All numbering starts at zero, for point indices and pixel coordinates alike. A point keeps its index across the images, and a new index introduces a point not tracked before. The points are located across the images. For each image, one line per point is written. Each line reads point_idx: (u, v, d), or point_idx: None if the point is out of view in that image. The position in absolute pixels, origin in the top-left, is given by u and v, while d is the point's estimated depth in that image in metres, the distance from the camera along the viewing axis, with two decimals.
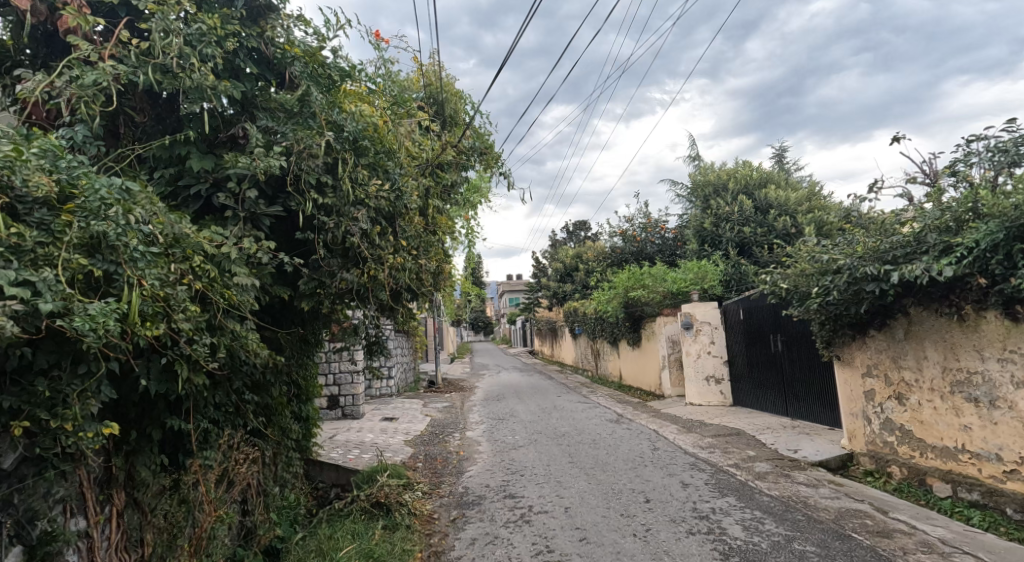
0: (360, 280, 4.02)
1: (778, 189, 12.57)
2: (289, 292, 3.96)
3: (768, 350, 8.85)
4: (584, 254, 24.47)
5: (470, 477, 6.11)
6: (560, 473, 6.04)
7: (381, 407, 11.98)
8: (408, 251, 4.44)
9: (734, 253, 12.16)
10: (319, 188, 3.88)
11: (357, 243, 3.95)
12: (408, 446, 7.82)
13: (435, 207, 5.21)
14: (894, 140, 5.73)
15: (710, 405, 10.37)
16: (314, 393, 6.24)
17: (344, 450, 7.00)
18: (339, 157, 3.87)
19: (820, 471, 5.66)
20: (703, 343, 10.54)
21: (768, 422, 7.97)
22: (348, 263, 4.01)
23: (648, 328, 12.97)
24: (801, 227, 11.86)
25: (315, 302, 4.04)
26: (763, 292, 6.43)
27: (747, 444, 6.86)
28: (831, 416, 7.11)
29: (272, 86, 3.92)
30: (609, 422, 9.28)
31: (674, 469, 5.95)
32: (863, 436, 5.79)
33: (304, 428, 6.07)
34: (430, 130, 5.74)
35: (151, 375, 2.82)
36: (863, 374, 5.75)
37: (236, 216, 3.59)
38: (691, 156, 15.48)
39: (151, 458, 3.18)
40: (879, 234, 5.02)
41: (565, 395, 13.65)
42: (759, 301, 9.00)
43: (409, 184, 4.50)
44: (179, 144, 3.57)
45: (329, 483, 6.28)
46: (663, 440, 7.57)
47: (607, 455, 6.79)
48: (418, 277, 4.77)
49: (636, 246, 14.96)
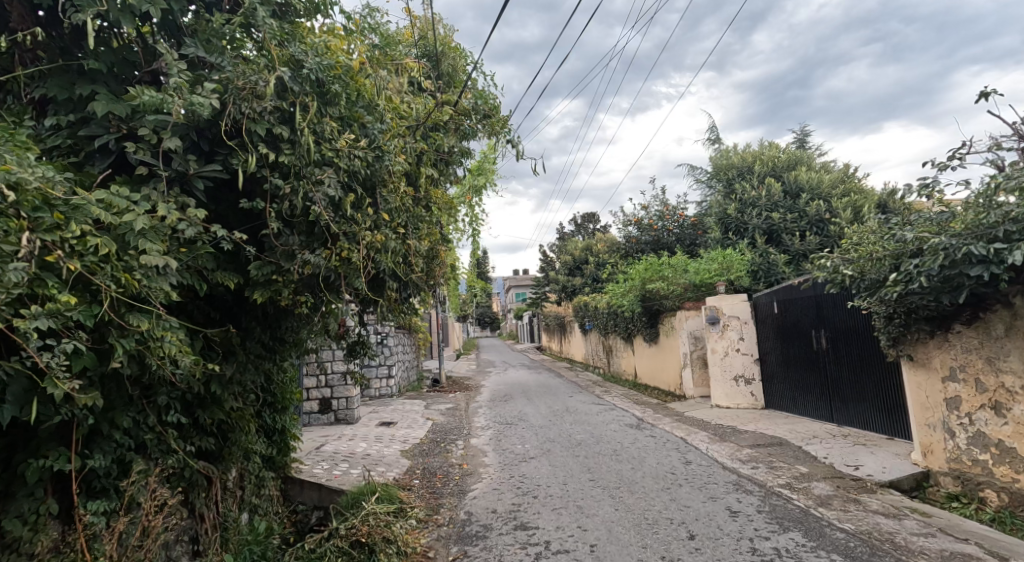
0: (330, 265, 3.14)
1: (810, 171, 11.55)
2: (235, 280, 3.05)
3: (809, 348, 7.93)
4: (594, 246, 23.48)
5: (474, 501, 5.22)
6: (579, 494, 5.13)
7: (379, 409, 11.11)
8: (393, 228, 3.54)
9: (761, 241, 11.18)
10: (272, 143, 2.98)
11: (324, 215, 3.05)
12: (405, 458, 6.93)
13: (429, 177, 4.29)
14: (985, 95, 4.74)
15: (739, 408, 9.44)
16: (292, 401, 5.35)
17: (330, 466, 6.12)
18: (297, 101, 2.97)
19: (894, 495, 4.72)
20: (731, 340, 9.58)
21: (813, 430, 7.04)
22: (312, 243, 3.14)
23: (667, 323, 12.03)
24: (836, 212, 10.86)
25: (272, 293, 3.14)
26: (818, 280, 5.45)
27: (795, 458, 5.92)
28: (893, 423, 6.18)
29: (210, 10, 3.02)
30: (629, 428, 8.35)
31: (716, 491, 5.01)
32: (942, 453, 4.84)
33: (278, 443, 5.19)
34: (425, 89, 4.83)
35: (7, 397, 1.98)
36: (943, 377, 4.78)
37: (157, 177, 2.69)
38: (710, 139, 14.47)
39: (29, 506, 2.25)
40: (977, 206, 4.07)
41: (578, 396, 12.73)
42: (799, 294, 8.09)
43: (395, 145, 3.59)
44: (80, 81, 2.68)
45: (310, 505, 5.42)
46: (694, 451, 6.64)
47: (632, 471, 5.86)
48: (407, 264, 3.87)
49: (652, 236, 14.01)
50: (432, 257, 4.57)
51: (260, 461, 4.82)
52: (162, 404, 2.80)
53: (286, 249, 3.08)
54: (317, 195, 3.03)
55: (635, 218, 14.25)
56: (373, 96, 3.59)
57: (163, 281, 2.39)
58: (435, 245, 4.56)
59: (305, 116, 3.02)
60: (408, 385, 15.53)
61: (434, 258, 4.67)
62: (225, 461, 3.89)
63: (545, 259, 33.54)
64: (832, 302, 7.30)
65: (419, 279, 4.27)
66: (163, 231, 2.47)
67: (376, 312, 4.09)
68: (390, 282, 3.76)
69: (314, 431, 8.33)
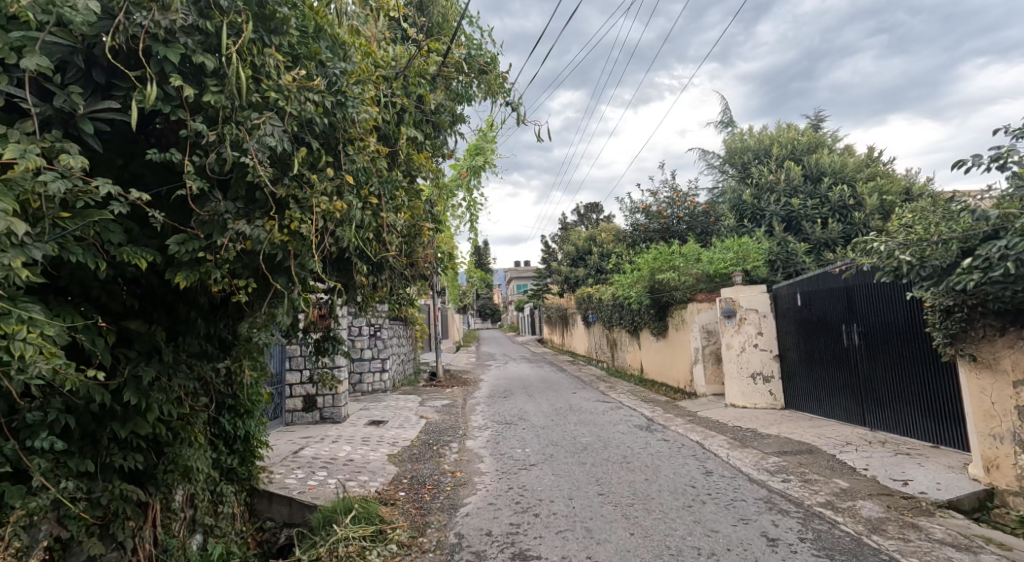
0: (275, 240, 2.44)
1: (832, 153, 10.79)
2: (151, 258, 2.36)
3: (837, 344, 7.24)
4: (598, 236, 22.74)
5: (466, 519, 4.54)
6: (588, 513, 4.46)
7: (371, 406, 10.46)
8: (359, 196, 2.84)
9: (779, 229, 10.45)
10: (194, 78, 2.27)
11: (262, 171, 2.33)
12: (391, 464, 6.26)
13: (411, 139, 3.57)
14: None
15: (757, 408, 8.75)
16: (258, 402, 4.67)
17: (306, 474, 5.46)
18: (227, 22, 2.25)
19: (958, 519, 4.02)
20: (748, 334, 8.88)
21: (845, 435, 6.35)
22: (251, 211, 2.46)
23: (677, 316, 11.34)
24: (861, 198, 10.11)
25: (201, 275, 2.47)
26: (865, 267, 4.74)
27: (831, 470, 5.23)
28: (943, 429, 5.49)
29: None
30: (638, 430, 7.68)
31: (745, 510, 4.33)
32: (1011, 469, 4.14)
33: (241, 451, 4.53)
34: (410, 38, 4.10)
35: None
36: (1015, 381, 4.08)
37: (28, 116, 1.99)
38: (723, 122, 13.70)
39: None
40: None
41: (582, 392, 12.07)
42: (827, 285, 7.38)
43: (364, 92, 2.88)
44: None
45: (280, 522, 4.77)
46: (714, 459, 5.97)
47: (646, 483, 5.19)
48: (381, 239, 3.16)
49: (661, 224, 13.29)
50: (414, 237, 3.86)
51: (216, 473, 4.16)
52: (35, 422, 2.40)
53: (216, 217, 2.40)
54: (254, 146, 2.31)
55: (643, 205, 13.53)
56: (338, 30, 2.88)
57: (13, 254, 1.77)
58: (419, 220, 3.85)
59: (237, 42, 2.30)
60: (404, 379, 14.90)
61: (417, 236, 3.97)
62: (159, 482, 3.22)
63: (547, 250, 32.81)
64: (867, 293, 6.60)
65: (395, 260, 3.57)
66: (20, 187, 1.82)
67: (346, 301, 3.40)
68: (360, 262, 3.08)
69: (297, 431, 7.68)
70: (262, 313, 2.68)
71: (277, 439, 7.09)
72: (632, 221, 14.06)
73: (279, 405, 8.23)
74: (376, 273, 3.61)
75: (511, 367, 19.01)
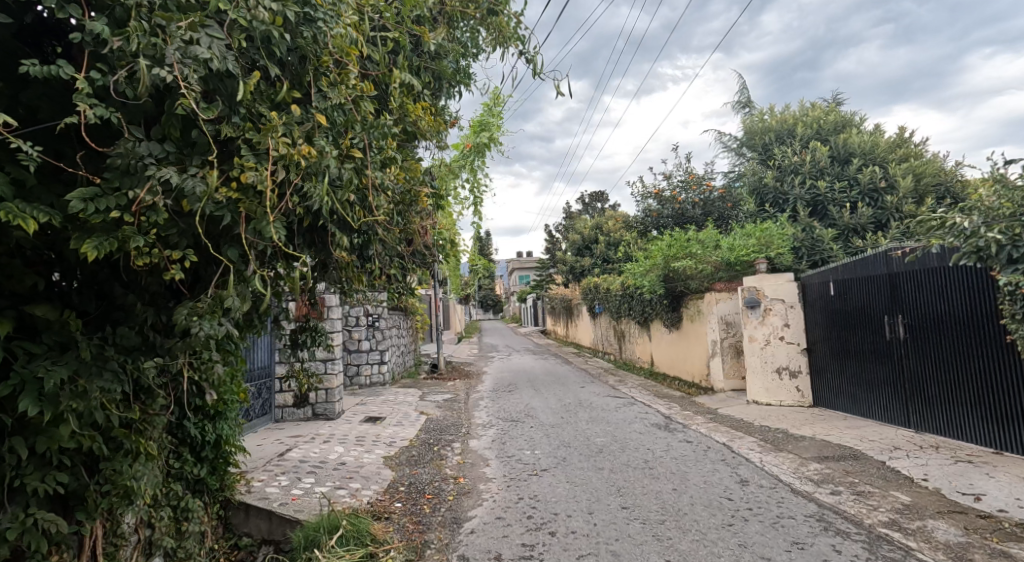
0: (217, 194, 1.86)
1: (860, 133, 10.11)
2: (43, 218, 1.75)
3: (877, 338, 6.66)
4: (605, 225, 22.08)
5: (471, 538, 3.94)
6: (613, 533, 3.84)
7: (368, 401, 9.87)
8: (333, 145, 2.23)
9: (804, 213, 9.79)
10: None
11: (188, 89, 1.78)
12: (388, 468, 5.66)
13: (406, 85, 2.93)
14: None
15: (783, 405, 8.13)
16: (232, 402, 4.05)
17: (290, 481, 4.84)
18: None
19: None
20: (774, 326, 8.25)
21: (888, 438, 5.74)
22: (181, 155, 1.88)
23: (692, 306, 10.72)
24: (893, 180, 9.43)
25: (120, 244, 1.83)
26: (942, 247, 4.05)
27: (887, 481, 4.60)
28: (1007, 435, 5.02)
29: None
30: (656, 430, 7.07)
31: (797, 531, 3.72)
32: None
33: (212, 456, 3.89)
34: None
35: None
36: None
37: None
38: (741, 102, 12.99)
39: None
40: None
41: (590, 387, 11.47)
42: (868, 273, 6.78)
43: (342, 6, 2.28)
44: None
45: (257, 539, 4.15)
46: (747, 465, 5.35)
47: (675, 494, 4.58)
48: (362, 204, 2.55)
49: (674, 210, 12.63)
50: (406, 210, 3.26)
51: (176, 486, 3.54)
52: None
53: (134, 161, 1.79)
54: (176, 57, 1.78)
55: (655, 190, 12.87)
56: None
57: None
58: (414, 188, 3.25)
59: None
60: (404, 371, 14.32)
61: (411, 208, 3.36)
62: (95, 507, 2.61)
63: (550, 240, 32.15)
64: (917, 283, 6.02)
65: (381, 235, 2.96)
66: None
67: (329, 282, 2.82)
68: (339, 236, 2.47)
69: (287, 430, 7.09)
70: (207, 297, 2.05)
71: (265, 438, 6.49)
72: (643, 207, 13.40)
73: (268, 400, 7.64)
74: (361, 250, 2.99)
75: (514, 359, 18.43)
